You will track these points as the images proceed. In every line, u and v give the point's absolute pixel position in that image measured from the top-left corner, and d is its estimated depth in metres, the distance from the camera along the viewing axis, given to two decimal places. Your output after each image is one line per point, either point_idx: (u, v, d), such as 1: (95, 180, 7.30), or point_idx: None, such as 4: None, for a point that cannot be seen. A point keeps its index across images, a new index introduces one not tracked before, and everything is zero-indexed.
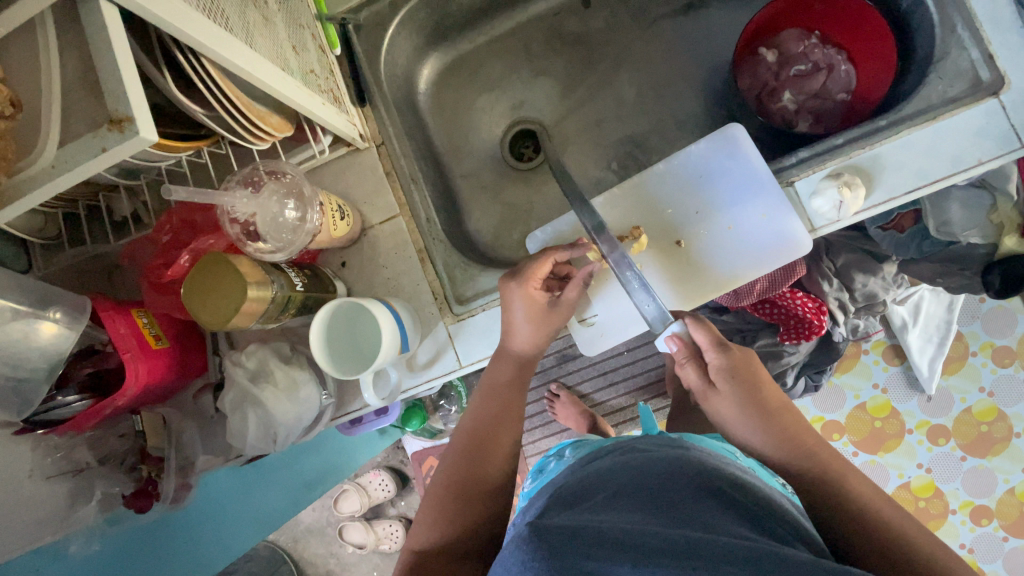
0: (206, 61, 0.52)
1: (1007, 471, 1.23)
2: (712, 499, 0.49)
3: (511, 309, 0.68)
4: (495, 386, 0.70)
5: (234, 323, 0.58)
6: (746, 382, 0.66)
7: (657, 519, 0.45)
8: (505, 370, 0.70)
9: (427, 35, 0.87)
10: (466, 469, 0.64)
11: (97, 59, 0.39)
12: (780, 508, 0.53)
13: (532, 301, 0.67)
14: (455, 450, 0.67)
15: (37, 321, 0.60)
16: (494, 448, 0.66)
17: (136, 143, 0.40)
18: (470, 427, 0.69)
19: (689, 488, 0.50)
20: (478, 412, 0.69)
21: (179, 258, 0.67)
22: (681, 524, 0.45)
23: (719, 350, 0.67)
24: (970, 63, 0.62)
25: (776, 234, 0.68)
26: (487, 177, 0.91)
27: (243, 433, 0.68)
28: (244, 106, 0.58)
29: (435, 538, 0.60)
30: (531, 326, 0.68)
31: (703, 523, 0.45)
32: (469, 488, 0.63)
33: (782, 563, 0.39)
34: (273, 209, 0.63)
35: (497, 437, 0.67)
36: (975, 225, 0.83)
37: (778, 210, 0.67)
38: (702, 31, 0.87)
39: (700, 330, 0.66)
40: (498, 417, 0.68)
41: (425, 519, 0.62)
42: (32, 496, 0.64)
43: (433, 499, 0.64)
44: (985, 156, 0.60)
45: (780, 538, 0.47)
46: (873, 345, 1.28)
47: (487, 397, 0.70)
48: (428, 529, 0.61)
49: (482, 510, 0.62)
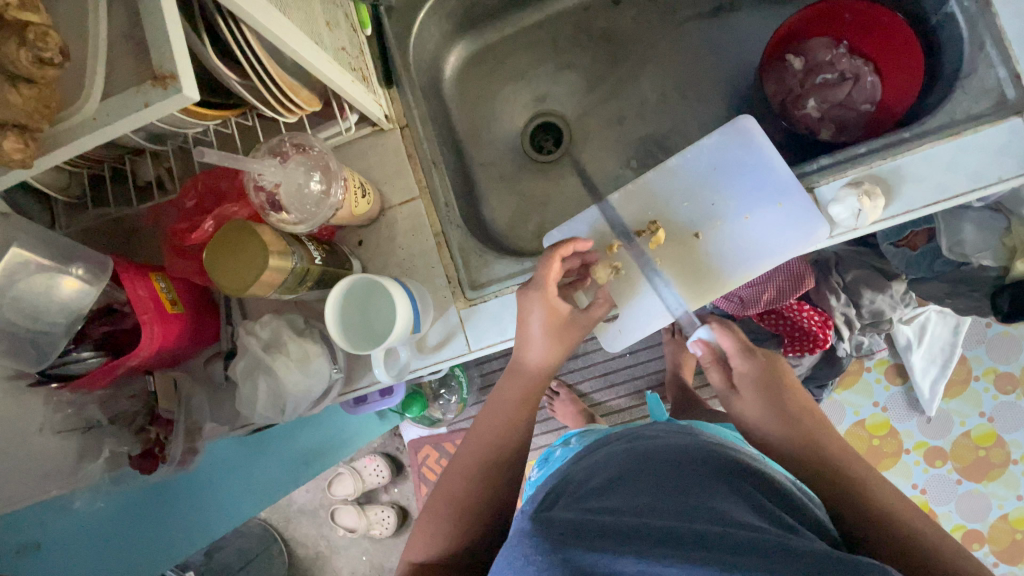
0: (245, 28, 0.52)
1: (1002, 497, 1.23)
2: (717, 490, 0.50)
3: (528, 319, 0.68)
4: (501, 399, 0.71)
5: (254, 290, 0.59)
6: (767, 387, 0.68)
7: (662, 509, 0.47)
8: (515, 388, 0.71)
9: (457, 23, 0.88)
10: (471, 492, 0.66)
11: (146, 18, 0.40)
12: (796, 501, 0.54)
13: (551, 310, 0.67)
14: (461, 467, 0.68)
15: (59, 275, 0.61)
16: (496, 464, 0.67)
17: (178, 101, 0.41)
18: (477, 440, 0.70)
19: (695, 478, 0.52)
20: (484, 429, 0.70)
21: (203, 223, 0.68)
22: (686, 513, 0.46)
23: (745, 356, 0.69)
24: (996, 81, 0.62)
25: (793, 225, 0.68)
26: (506, 168, 0.91)
27: (251, 402, 0.69)
28: (277, 77, 0.59)
29: (431, 552, 0.64)
30: (557, 328, 0.68)
31: (709, 514, 0.46)
32: (466, 507, 0.65)
33: (791, 553, 0.40)
34: (299, 179, 0.63)
35: (500, 455, 0.68)
36: (987, 248, 0.83)
37: (793, 197, 0.67)
38: (729, 35, 0.88)
39: (726, 335, 0.70)
40: (501, 427, 0.69)
41: (423, 531, 0.66)
42: (42, 450, 0.65)
43: (436, 511, 0.67)
44: (1007, 174, 0.61)
45: (796, 529, 0.48)
46: (876, 363, 1.28)
47: (492, 416, 0.70)
48: (424, 543, 0.65)
49: (480, 522, 0.65)
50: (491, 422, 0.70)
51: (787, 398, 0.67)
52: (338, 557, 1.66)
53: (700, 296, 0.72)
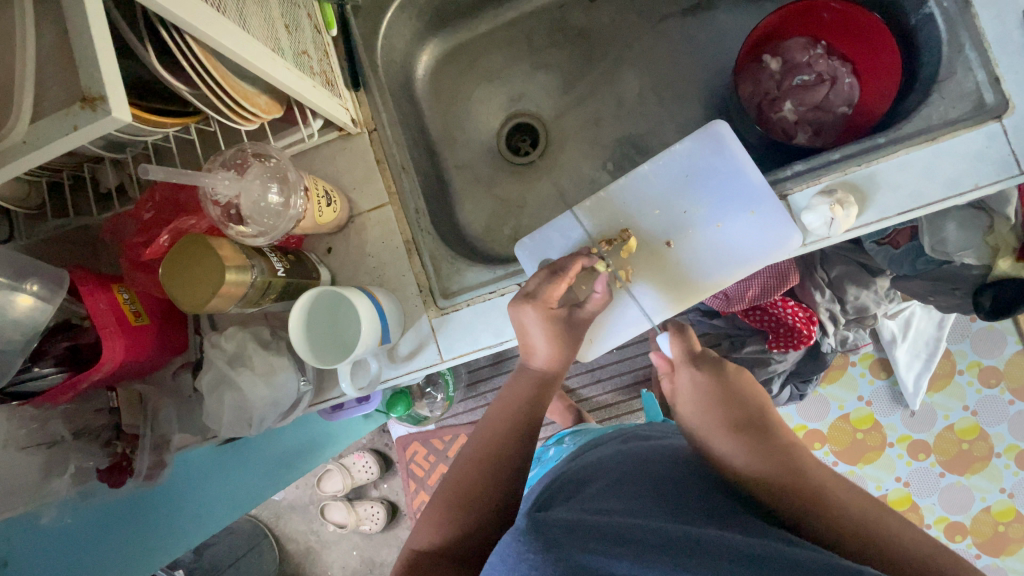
0: (191, 39, 0.50)
1: (984, 489, 1.23)
2: (711, 501, 0.49)
3: (526, 326, 0.66)
4: (507, 399, 0.68)
5: (213, 305, 0.58)
6: (720, 399, 0.57)
7: (659, 514, 0.45)
8: (521, 386, 0.69)
9: (428, 21, 0.86)
10: (472, 480, 0.61)
11: (73, 35, 0.38)
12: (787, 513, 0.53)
13: (550, 319, 0.66)
14: (463, 461, 0.64)
15: (13, 293, 0.60)
16: (503, 457, 0.63)
17: (110, 123, 0.39)
18: (480, 437, 0.66)
19: (687, 489, 0.51)
20: (490, 425, 0.66)
21: (159, 238, 0.67)
22: (682, 520, 0.45)
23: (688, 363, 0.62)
24: (975, 85, 0.61)
25: (765, 230, 0.67)
26: (482, 169, 0.90)
27: (218, 415, 0.68)
28: (229, 86, 0.57)
29: (436, 540, 0.58)
30: (544, 344, 0.67)
31: (704, 524, 0.45)
32: (473, 496, 0.60)
33: (789, 564, 0.39)
34: (256, 192, 0.62)
35: (508, 445, 0.64)
36: (971, 246, 0.81)
37: (765, 204, 0.66)
38: (708, 33, 0.86)
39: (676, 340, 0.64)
40: (502, 424, 0.66)
41: (427, 523, 0.60)
42: (5, 467, 0.63)
43: (437, 504, 0.61)
44: (983, 181, 0.59)
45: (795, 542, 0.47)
46: (861, 357, 1.28)
47: (505, 407, 0.67)
48: (430, 531, 0.59)
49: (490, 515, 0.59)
50: (494, 421, 0.67)
51: (733, 407, 0.57)
52: (328, 552, 1.67)
53: (675, 305, 0.72)
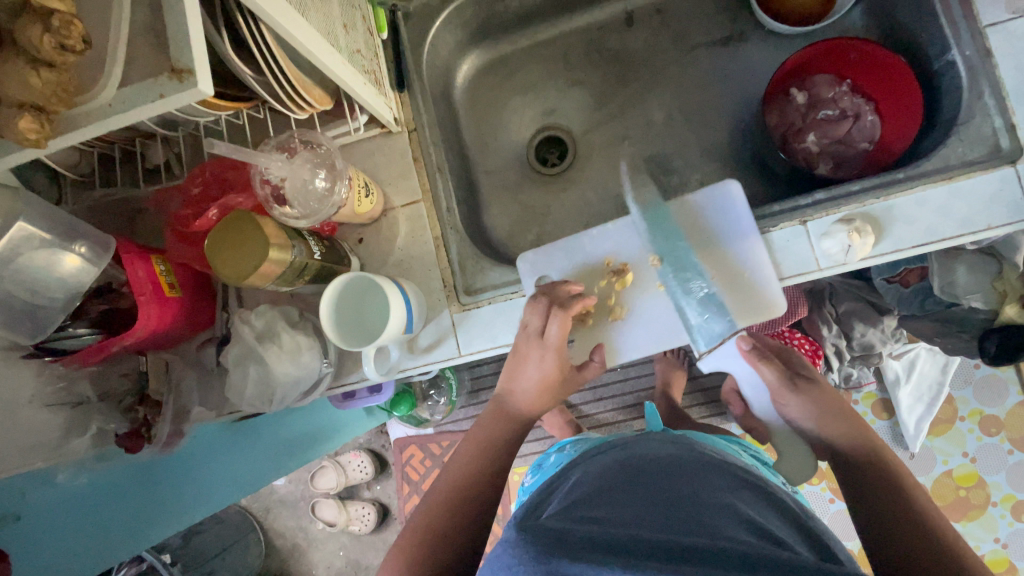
0: (264, 27, 0.54)
1: (980, 538, 1.23)
2: (709, 505, 0.50)
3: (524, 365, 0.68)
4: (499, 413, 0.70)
5: (251, 280, 0.60)
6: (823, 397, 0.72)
7: (653, 521, 0.47)
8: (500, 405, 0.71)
9: (471, 32, 0.90)
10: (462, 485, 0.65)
11: (167, 11, 0.42)
12: (793, 518, 0.53)
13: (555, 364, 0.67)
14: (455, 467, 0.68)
15: (61, 252, 0.62)
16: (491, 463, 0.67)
17: (193, 94, 0.43)
18: (466, 449, 0.69)
19: (685, 493, 0.52)
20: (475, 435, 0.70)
21: (208, 211, 0.69)
22: (675, 526, 0.46)
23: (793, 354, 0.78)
24: (992, 129, 0.64)
25: (754, 295, 0.70)
26: (510, 176, 0.93)
27: (240, 388, 0.71)
28: (290, 73, 0.60)
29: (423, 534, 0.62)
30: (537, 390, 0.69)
31: (699, 528, 0.46)
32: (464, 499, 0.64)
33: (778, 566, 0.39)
34: (304, 175, 0.66)
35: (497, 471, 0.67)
36: (979, 289, 0.82)
37: (757, 270, 0.69)
38: (737, 63, 0.90)
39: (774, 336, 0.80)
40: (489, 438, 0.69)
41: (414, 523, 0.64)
42: (31, 421, 0.65)
43: (431, 503, 0.65)
44: (995, 222, 0.63)
45: (788, 547, 0.46)
46: (862, 396, 1.29)
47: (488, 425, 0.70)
48: (418, 527, 0.63)
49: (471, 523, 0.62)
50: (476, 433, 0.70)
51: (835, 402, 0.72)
52: (315, 550, 1.66)
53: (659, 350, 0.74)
